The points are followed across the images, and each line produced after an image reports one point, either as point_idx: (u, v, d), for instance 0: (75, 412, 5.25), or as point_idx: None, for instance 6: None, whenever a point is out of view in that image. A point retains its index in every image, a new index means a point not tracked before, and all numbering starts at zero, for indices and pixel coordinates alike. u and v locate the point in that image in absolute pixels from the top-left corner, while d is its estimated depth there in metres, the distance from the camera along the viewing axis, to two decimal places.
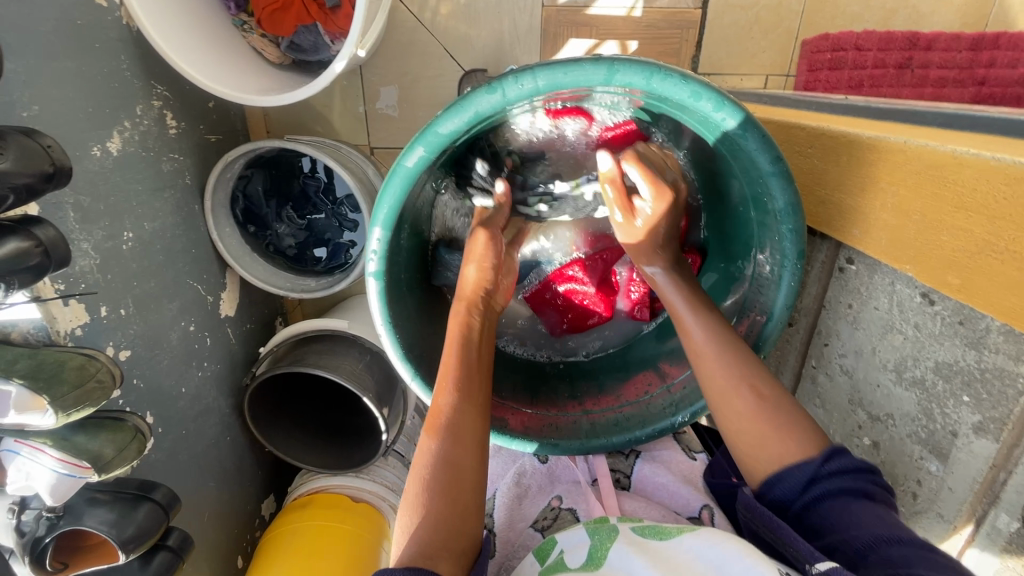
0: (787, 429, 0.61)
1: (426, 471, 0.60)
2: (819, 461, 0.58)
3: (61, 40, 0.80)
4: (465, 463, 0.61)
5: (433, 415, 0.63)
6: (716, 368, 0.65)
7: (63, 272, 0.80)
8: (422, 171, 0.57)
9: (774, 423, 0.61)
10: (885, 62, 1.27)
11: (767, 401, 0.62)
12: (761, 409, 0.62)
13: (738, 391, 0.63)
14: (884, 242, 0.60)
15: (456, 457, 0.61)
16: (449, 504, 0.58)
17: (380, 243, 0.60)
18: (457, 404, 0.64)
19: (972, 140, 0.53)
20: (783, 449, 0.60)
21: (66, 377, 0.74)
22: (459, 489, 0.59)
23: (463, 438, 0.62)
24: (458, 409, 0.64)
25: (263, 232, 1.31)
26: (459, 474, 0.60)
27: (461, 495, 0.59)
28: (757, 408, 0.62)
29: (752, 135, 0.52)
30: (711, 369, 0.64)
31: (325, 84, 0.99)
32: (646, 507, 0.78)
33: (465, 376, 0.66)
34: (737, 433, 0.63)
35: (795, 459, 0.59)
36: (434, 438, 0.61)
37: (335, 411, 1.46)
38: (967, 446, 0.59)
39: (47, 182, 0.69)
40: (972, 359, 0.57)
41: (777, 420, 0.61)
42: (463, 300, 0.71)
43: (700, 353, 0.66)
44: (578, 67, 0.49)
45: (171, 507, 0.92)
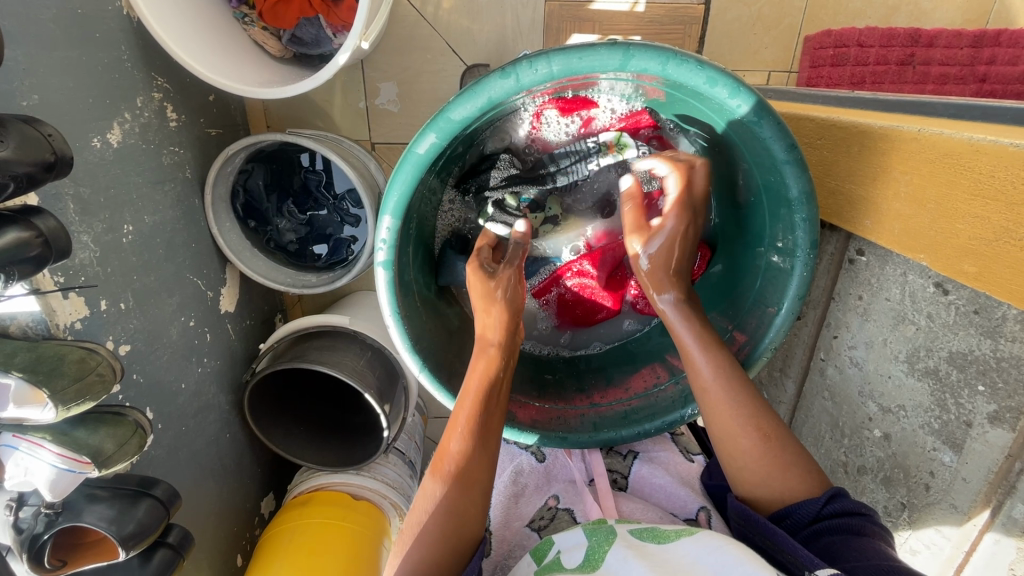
0: (796, 469, 0.62)
1: (430, 514, 0.59)
2: (822, 500, 0.59)
3: (61, 29, 0.79)
4: (469, 508, 0.60)
5: (439, 458, 0.63)
6: (725, 407, 0.64)
7: (63, 264, 0.79)
8: (433, 159, 0.56)
9: (774, 464, 0.62)
10: (887, 59, 1.27)
11: (767, 441, 0.63)
12: (761, 448, 0.63)
13: (742, 432, 0.63)
14: (896, 232, 0.60)
15: (459, 505, 0.60)
16: (449, 545, 0.58)
17: (390, 232, 0.59)
18: (467, 452, 0.62)
19: (986, 128, 0.53)
20: (792, 485, 0.62)
21: (66, 369, 0.72)
22: (457, 537, 0.59)
23: (468, 485, 0.61)
24: (468, 455, 0.62)
25: (264, 227, 1.30)
26: (462, 521, 0.60)
27: (461, 538, 0.60)
28: (759, 450, 0.63)
29: (767, 122, 0.52)
30: (722, 412, 0.64)
31: (329, 76, 0.98)
32: (644, 509, 0.77)
33: (477, 423, 0.64)
34: (743, 470, 0.65)
35: (797, 498, 0.61)
36: (440, 483, 0.61)
37: (335, 407, 1.45)
38: (983, 436, 0.59)
39: (48, 171, 0.68)
40: (988, 348, 0.57)
41: (779, 461, 0.62)
42: (485, 347, 0.68)
43: (709, 392, 0.65)
44: (593, 53, 0.48)
45: (172, 504, 0.91)
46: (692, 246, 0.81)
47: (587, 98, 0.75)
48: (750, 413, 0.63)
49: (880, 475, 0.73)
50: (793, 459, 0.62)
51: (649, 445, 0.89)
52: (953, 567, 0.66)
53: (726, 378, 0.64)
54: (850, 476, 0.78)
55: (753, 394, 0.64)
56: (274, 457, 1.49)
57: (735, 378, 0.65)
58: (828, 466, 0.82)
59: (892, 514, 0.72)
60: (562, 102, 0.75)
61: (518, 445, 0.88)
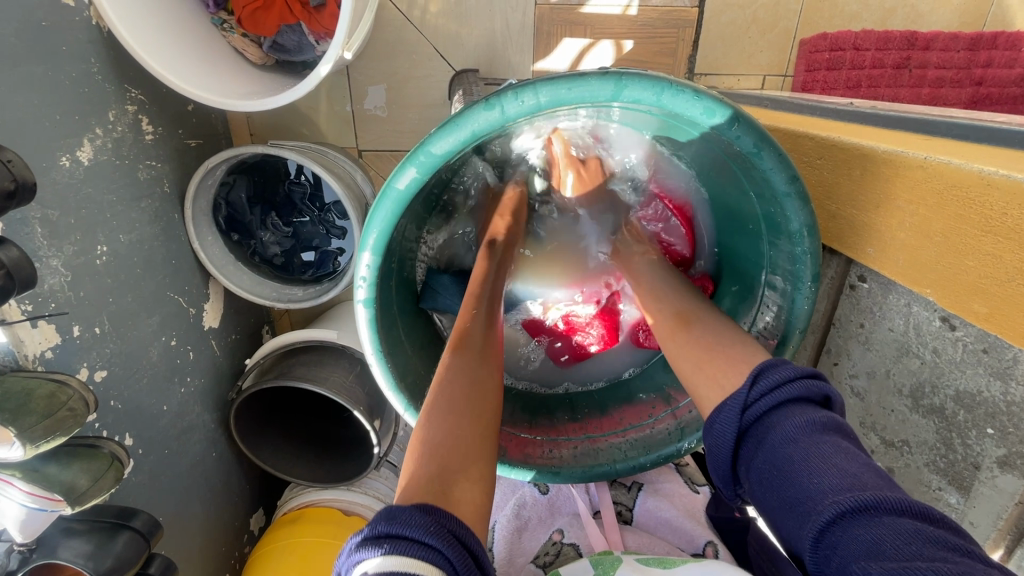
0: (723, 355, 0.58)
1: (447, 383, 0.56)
2: (750, 388, 0.52)
3: (23, 42, 0.75)
4: (485, 382, 0.57)
5: (459, 335, 0.61)
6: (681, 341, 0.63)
7: (31, 292, 0.75)
8: (414, 193, 0.53)
9: (710, 348, 0.59)
10: (883, 63, 1.25)
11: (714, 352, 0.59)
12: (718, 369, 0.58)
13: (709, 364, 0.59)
14: (901, 263, 0.58)
15: (479, 375, 0.57)
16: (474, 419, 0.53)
17: (371, 267, 0.56)
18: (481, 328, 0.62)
19: (995, 159, 0.50)
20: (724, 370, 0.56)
21: (34, 406, 0.69)
22: (480, 408, 0.54)
23: (485, 357, 0.59)
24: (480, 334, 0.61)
25: (247, 240, 1.25)
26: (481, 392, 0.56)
27: (482, 409, 0.55)
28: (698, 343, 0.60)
29: (767, 154, 0.49)
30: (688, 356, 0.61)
31: (309, 89, 0.94)
32: (651, 543, 0.76)
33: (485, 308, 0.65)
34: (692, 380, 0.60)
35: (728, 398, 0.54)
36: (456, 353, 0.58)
37: (324, 425, 1.41)
38: (992, 480, 0.57)
39: (9, 200, 0.64)
40: (998, 390, 0.55)
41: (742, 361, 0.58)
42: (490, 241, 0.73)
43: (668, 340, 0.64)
44: (584, 82, 0.45)
45: (153, 534, 0.88)
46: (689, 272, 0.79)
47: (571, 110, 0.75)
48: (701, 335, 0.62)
49: None
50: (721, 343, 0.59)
51: (652, 475, 0.87)
52: None
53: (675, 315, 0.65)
54: None
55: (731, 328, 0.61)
56: (263, 473, 1.46)
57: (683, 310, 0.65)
58: None
59: None
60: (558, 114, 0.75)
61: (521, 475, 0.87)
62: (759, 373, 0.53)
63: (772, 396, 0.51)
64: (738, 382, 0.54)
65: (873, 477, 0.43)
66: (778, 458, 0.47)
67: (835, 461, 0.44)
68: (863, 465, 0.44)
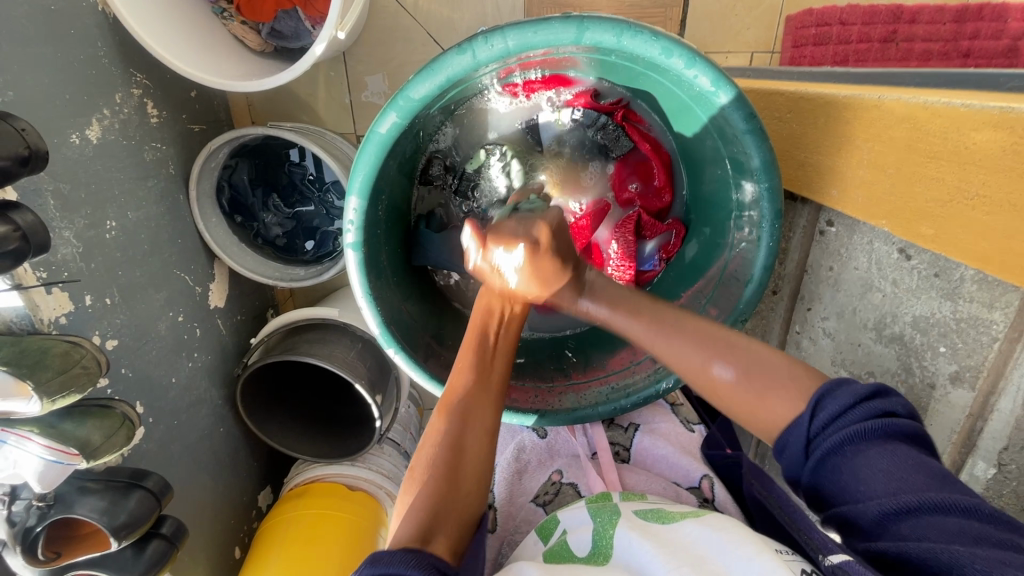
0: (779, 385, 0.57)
1: (434, 452, 0.58)
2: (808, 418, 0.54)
3: (34, 24, 0.79)
4: (472, 446, 0.59)
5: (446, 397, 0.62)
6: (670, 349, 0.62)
7: (45, 260, 0.79)
8: (396, 138, 0.56)
9: (756, 387, 0.57)
10: (869, 36, 1.27)
11: (743, 367, 0.58)
12: (737, 378, 0.58)
13: (708, 370, 0.59)
14: (859, 200, 0.61)
15: (464, 439, 0.59)
16: (451, 487, 0.55)
17: (357, 213, 0.59)
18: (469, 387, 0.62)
19: (942, 92, 0.53)
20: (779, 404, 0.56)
21: (51, 362, 0.74)
22: (461, 472, 0.56)
23: (474, 421, 0.60)
24: (473, 400, 0.62)
25: (250, 222, 1.30)
26: (464, 456, 0.58)
27: (463, 475, 0.56)
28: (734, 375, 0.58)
29: (724, 91, 0.52)
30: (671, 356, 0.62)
31: (306, 67, 0.98)
32: (648, 480, 0.78)
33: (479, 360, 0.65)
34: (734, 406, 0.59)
35: (789, 419, 0.55)
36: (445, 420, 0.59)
37: (326, 399, 1.45)
38: (946, 397, 0.60)
39: (23, 165, 0.68)
40: (948, 309, 0.57)
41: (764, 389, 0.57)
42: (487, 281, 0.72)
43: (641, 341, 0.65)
44: (548, 26, 0.49)
45: (164, 495, 0.92)
46: (667, 224, 0.83)
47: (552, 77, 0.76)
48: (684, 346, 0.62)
49: None
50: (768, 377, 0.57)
51: (649, 417, 0.90)
52: None
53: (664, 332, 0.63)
54: None
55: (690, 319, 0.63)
56: (270, 451, 1.50)
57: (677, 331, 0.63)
58: None
59: None
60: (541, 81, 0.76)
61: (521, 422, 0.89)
62: (817, 400, 0.54)
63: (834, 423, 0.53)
64: (793, 409, 0.55)
65: (916, 477, 0.47)
66: (835, 470, 0.52)
67: (891, 470, 0.48)
68: (920, 470, 0.48)
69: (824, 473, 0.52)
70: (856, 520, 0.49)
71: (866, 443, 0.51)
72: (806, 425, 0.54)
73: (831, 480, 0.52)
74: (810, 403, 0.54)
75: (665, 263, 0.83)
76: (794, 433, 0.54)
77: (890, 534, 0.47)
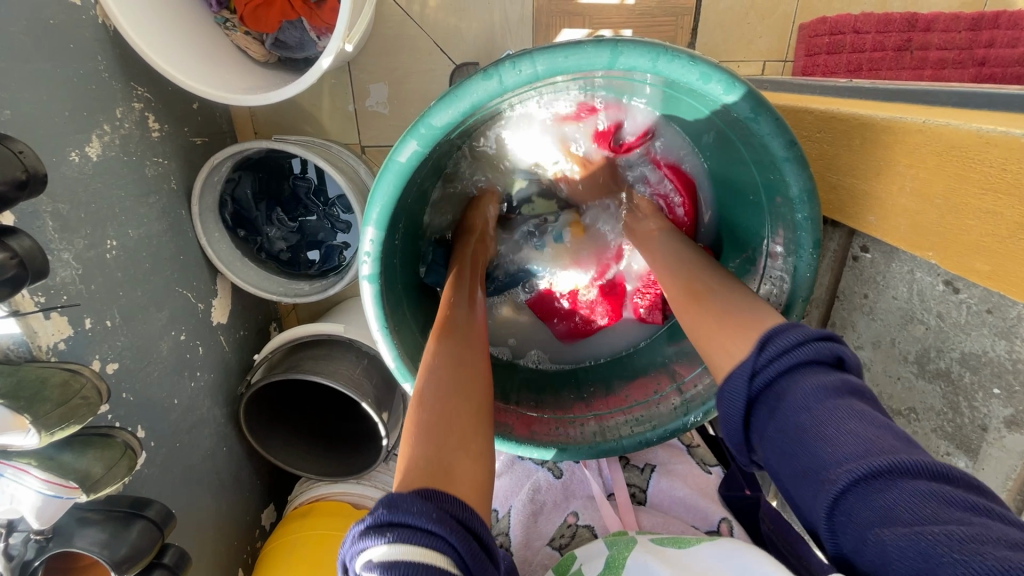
0: (733, 321, 0.56)
1: (434, 373, 0.55)
2: (758, 352, 0.51)
3: (32, 39, 0.76)
4: (468, 369, 0.57)
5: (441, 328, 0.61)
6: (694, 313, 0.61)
7: (43, 284, 0.76)
8: (415, 167, 0.53)
9: (714, 316, 0.58)
10: (884, 45, 1.24)
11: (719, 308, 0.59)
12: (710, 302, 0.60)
13: (687, 299, 0.63)
14: (902, 229, 0.58)
15: (460, 361, 0.57)
16: (466, 405, 0.53)
17: (374, 243, 0.56)
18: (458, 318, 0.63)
19: (993, 119, 0.51)
20: (729, 335, 0.56)
21: (50, 393, 0.71)
22: (467, 395, 0.54)
23: (466, 346, 0.59)
24: (462, 325, 0.62)
25: (254, 236, 1.27)
26: (471, 380, 0.56)
27: (468, 395, 0.54)
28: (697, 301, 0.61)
29: (764, 119, 0.49)
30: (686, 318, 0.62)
31: (313, 81, 0.95)
32: (666, 523, 0.77)
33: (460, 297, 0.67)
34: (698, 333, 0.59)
35: (741, 360, 0.53)
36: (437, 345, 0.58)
37: (333, 418, 1.42)
38: (1000, 441, 0.57)
39: (20, 190, 0.65)
40: (1002, 349, 0.55)
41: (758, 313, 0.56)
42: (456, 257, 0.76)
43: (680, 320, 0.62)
44: (579, 50, 0.46)
45: (167, 524, 0.89)
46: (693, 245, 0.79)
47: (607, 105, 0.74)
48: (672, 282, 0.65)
49: None
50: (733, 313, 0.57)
51: (665, 457, 0.87)
52: None
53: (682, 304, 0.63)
54: None
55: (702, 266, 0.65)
56: (274, 469, 1.47)
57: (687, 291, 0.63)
58: None
59: None
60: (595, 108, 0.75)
61: (533, 460, 0.86)
62: (768, 340, 0.51)
63: (783, 364, 0.49)
64: (746, 346, 0.53)
65: (884, 436, 0.43)
66: (789, 424, 0.47)
67: (853, 428, 0.43)
68: (881, 428, 0.43)
69: (777, 426, 0.48)
70: (818, 489, 0.43)
71: (819, 395, 0.46)
72: (755, 363, 0.51)
73: (784, 439, 0.47)
74: (759, 340, 0.52)
75: None
76: (741, 372, 0.51)
77: (857, 509, 0.41)
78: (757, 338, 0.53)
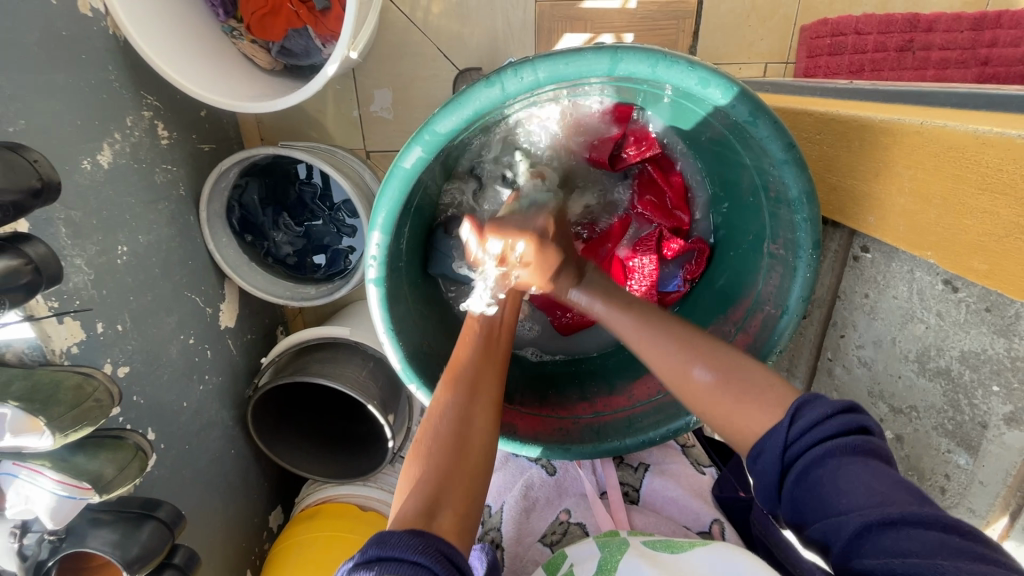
0: (752, 396, 0.58)
1: (439, 424, 0.56)
2: (787, 425, 0.54)
3: (45, 51, 0.78)
4: (477, 422, 0.58)
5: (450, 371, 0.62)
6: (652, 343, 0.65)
7: (57, 289, 0.78)
8: (420, 172, 0.54)
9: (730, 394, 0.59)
10: (886, 45, 1.25)
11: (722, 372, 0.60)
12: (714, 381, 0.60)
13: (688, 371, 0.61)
14: (902, 229, 0.59)
15: (469, 412, 0.58)
16: (465, 458, 0.54)
17: (380, 248, 0.58)
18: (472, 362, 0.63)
19: (989, 119, 0.51)
20: (754, 416, 0.56)
21: (63, 396, 0.73)
22: (469, 447, 0.55)
23: (478, 395, 0.60)
24: (479, 372, 0.62)
25: (260, 241, 1.29)
26: (472, 434, 0.56)
27: (469, 447, 0.55)
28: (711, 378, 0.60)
29: (762, 122, 0.50)
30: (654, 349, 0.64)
31: (318, 88, 0.97)
32: (656, 522, 0.76)
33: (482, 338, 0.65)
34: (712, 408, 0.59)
35: (767, 428, 0.56)
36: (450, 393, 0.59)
37: (338, 419, 1.44)
38: (999, 438, 0.57)
39: (35, 198, 0.67)
40: (1002, 347, 0.55)
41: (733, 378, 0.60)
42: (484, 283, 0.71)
43: (630, 338, 0.66)
44: (579, 58, 0.47)
45: (176, 525, 0.91)
46: (690, 242, 0.80)
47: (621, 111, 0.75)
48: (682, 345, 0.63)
49: None
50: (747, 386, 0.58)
51: (658, 457, 0.87)
52: None
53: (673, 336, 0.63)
54: None
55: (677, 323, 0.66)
56: (281, 471, 1.48)
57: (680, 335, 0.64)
58: None
59: None
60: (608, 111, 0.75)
61: (528, 457, 0.87)
62: (797, 409, 0.54)
63: (811, 432, 0.52)
64: (773, 417, 0.56)
65: (899, 491, 0.47)
66: (816, 481, 0.50)
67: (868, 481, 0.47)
68: (897, 485, 0.48)
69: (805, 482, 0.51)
70: (835, 535, 0.47)
71: (840, 455, 0.50)
72: (783, 432, 0.54)
73: (810, 494, 0.50)
74: (788, 411, 0.54)
75: (689, 284, 0.81)
76: (772, 441, 0.54)
77: (868, 548, 0.45)
78: (784, 412, 0.55)
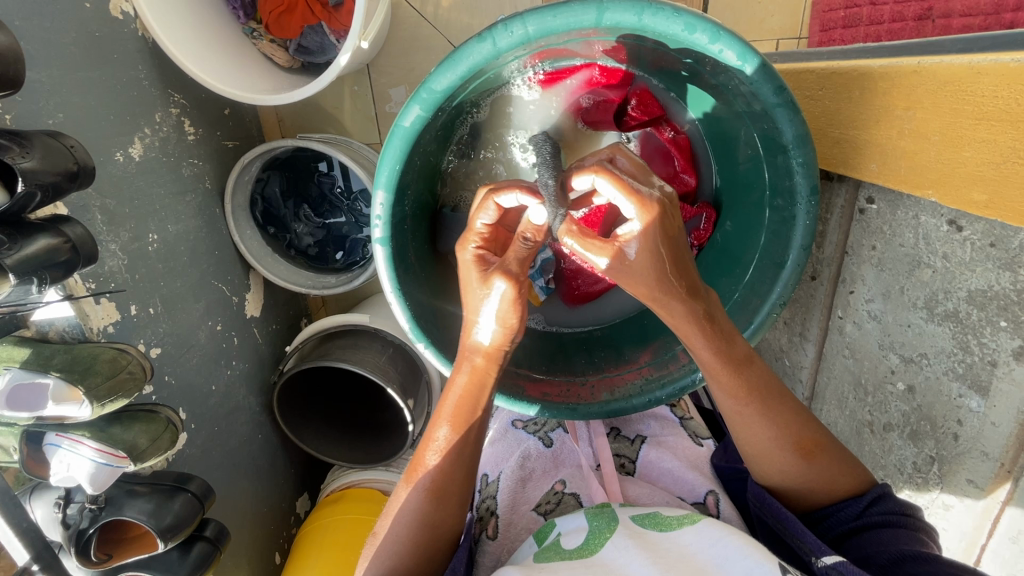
0: (822, 485, 0.59)
1: (401, 525, 0.59)
2: (866, 502, 0.58)
3: (81, 50, 0.84)
4: (436, 520, 0.60)
5: (415, 470, 0.61)
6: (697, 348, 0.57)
7: (93, 271, 0.83)
8: (420, 132, 0.58)
9: (818, 478, 0.59)
10: (903, 15, 1.08)
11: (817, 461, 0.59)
12: (804, 466, 0.59)
13: (778, 451, 0.59)
14: (902, 171, 0.60)
15: (432, 518, 0.60)
16: (424, 551, 0.60)
17: (384, 207, 0.61)
18: (443, 468, 0.60)
19: (985, 53, 0.53)
20: (827, 489, 0.60)
21: (100, 368, 0.78)
22: (426, 545, 0.60)
23: (441, 500, 0.60)
24: (450, 474, 0.60)
25: (283, 233, 1.35)
26: (435, 533, 0.60)
27: (427, 550, 0.60)
28: (798, 467, 0.59)
29: (751, 65, 0.52)
30: (749, 432, 0.59)
31: (331, 78, 1.00)
32: (651, 493, 0.71)
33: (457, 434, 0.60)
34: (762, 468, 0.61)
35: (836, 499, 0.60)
36: (413, 496, 0.60)
37: (357, 406, 1.47)
38: (1009, 374, 0.57)
39: (72, 181, 0.73)
40: (1007, 281, 0.55)
41: (825, 474, 0.59)
42: (478, 357, 0.61)
43: (727, 408, 0.59)
44: (567, 9, 0.50)
45: (206, 498, 0.95)
46: (696, 208, 0.78)
47: (612, 74, 0.73)
48: (788, 431, 0.58)
49: (906, 430, 0.70)
50: (841, 469, 0.59)
51: (656, 429, 0.82)
52: (989, 518, 0.64)
53: (760, 404, 0.58)
54: (876, 436, 0.74)
55: (781, 390, 0.59)
56: (307, 458, 1.52)
57: (769, 403, 0.58)
58: (853, 428, 0.78)
59: (921, 470, 0.69)
60: (604, 76, 0.73)
61: (526, 429, 0.83)
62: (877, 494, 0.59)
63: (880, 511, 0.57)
64: (834, 499, 0.60)
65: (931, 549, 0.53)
66: (872, 535, 0.56)
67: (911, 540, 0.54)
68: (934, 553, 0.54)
69: (864, 535, 0.56)
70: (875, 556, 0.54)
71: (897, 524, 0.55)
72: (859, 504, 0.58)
73: (866, 539, 0.56)
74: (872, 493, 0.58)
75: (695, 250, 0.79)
76: (846, 508, 0.58)
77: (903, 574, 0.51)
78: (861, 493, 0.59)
